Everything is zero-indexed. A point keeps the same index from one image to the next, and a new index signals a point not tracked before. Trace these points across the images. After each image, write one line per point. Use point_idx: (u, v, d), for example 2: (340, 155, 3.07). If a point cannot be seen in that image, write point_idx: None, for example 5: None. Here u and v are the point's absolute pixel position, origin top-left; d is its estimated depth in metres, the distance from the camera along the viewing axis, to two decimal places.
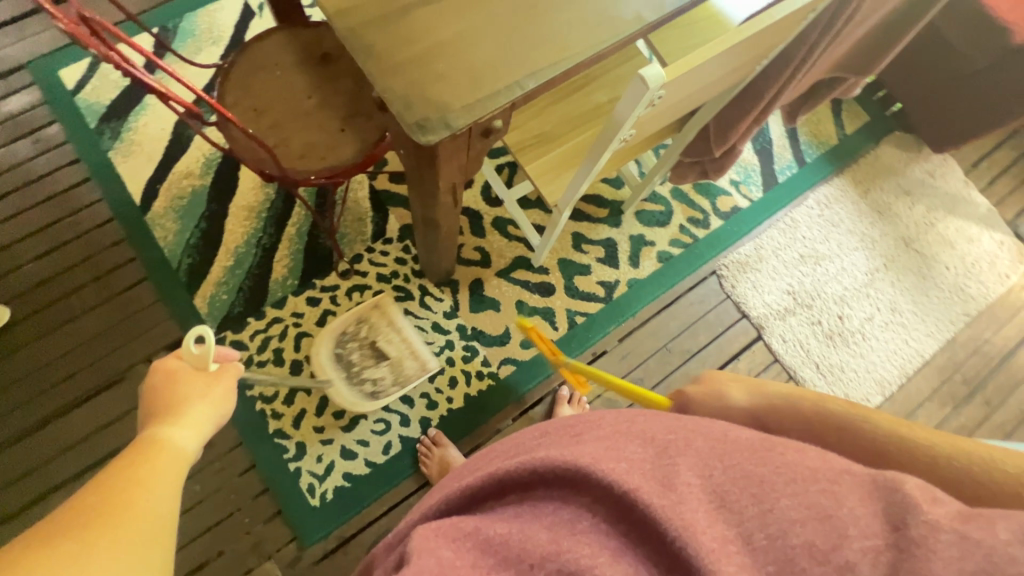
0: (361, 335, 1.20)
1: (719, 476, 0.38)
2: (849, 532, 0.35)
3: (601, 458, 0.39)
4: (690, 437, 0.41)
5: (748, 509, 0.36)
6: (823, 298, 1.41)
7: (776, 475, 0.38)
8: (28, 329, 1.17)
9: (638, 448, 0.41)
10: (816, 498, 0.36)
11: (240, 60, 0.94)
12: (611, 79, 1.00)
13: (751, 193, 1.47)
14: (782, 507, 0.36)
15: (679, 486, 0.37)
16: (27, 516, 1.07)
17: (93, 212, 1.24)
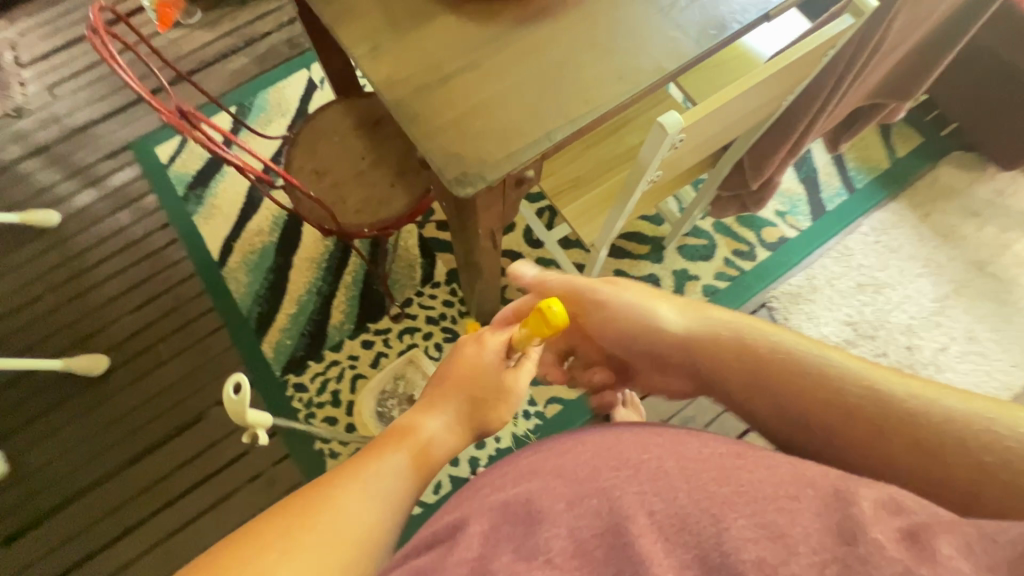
0: (399, 391, 1.25)
1: (682, 497, 0.38)
2: (798, 549, 0.34)
3: (581, 491, 0.39)
4: (660, 457, 0.42)
5: (705, 530, 0.36)
6: (888, 328, 1.34)
7: (740, 497, 0.37)
8: (121, 375, 1.31)
9: (613, 473, 0.40)
10: (773, 516, 0.36)
11: (305, 130, 1.05)
12: (642, 122, 1.04)
13: (799, 223, 1.43)
14: (738, 527, 0.35)
15: (646, 513, 0.37)
16: (119, 547, 1.18)
17: (179, 269, 1.40)
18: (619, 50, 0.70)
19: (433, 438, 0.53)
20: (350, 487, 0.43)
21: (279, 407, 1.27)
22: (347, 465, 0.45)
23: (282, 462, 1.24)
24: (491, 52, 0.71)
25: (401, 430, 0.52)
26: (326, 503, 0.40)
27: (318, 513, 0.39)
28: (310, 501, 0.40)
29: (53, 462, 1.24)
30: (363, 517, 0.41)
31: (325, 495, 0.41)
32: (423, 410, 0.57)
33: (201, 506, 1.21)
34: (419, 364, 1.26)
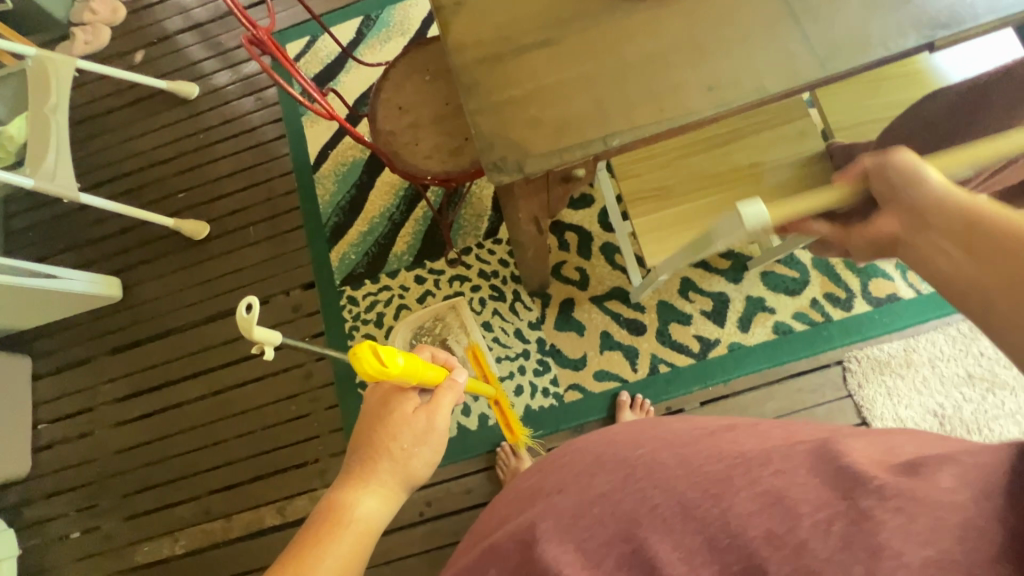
0: (435, 331, 1.32)
1: (683, 480, 0.53)
2: (808, 506, 0.49)
3: (585, 504, 0.50)
4: (649, 449, 0.54)
5: (711, 511, 0.51)
6: (985, 435, 1.12)
7: (740, 481, 0.45)
8: (216, 245, 1.49)
9: (612, 469, 0.56)
10: (776, 476, 0.51)
11: (401, 62, 1.05)
12: (755, 142, 0.91)
13: (920, 284, 1.21)
14: (742, 502, 0.44)
15: (648, 514, 0.47)
16: (186, 386, 1.41)
17: (280, 164, 1.52)
18: (720, 56, 0.60)
19: (357, 527, 0.60)
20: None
21: (331, 313, 1.39)
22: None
23: (322, 360, 1.37)
24: (578, 29, 0.64)
25: (327, 525, 0.60)
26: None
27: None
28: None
29: (154, 300, 1.48)
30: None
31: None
32: (350, 488, 0.64)
33: (252, 374, 1.39)
34: (461, 314, 1.32)
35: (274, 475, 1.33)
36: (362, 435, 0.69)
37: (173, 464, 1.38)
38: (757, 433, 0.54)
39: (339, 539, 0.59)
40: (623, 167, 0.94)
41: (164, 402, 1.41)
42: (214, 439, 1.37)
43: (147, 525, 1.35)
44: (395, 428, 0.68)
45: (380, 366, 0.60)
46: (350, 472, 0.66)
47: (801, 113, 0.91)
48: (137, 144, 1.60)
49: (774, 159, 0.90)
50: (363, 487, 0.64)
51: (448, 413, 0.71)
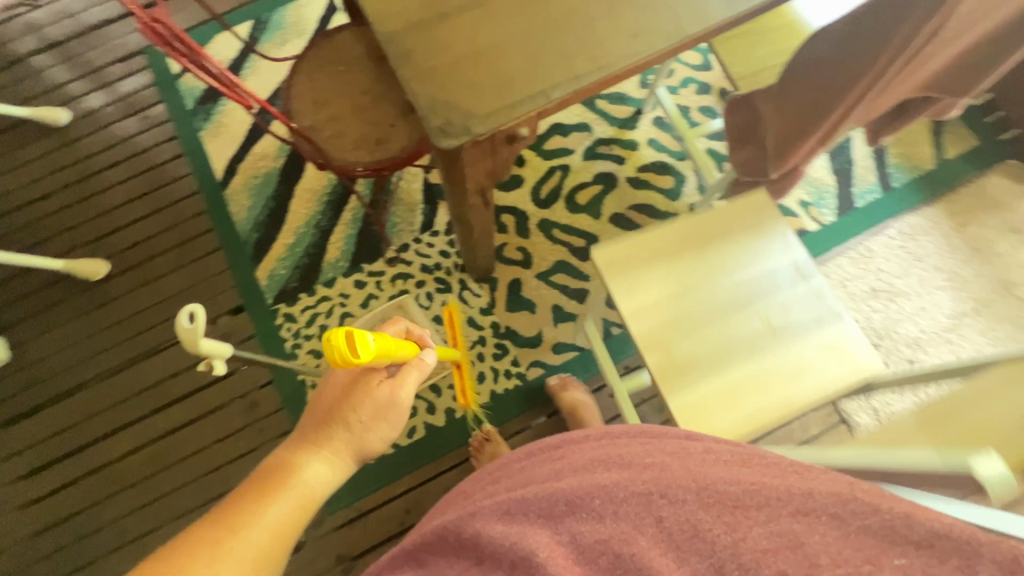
0: None
1: (690, 502, 0.39)
2: (817, 560, 0.35)
3: (580, 493, 0.42)
4: (662, 459, 0.45)
5: (720, 538, 0.37)
6: (893, 338, 1.28)
7: (751, 502, 0.39)
8: (119, 284, 1.33)
9: (614, 473, 0.43)
10: (787, 524, 0.38)
11: (310, 55, 1.00)
12: (772, 303, 0.90)
13: (821, 216, 1.35)
14: (753, 536, 0.37)
15: (654, 524, 0.39)
16: (107, 444, 1.24)
17: (182, 185, 1.39)
18: (640, 3, 0.63)
19: (299, 488, 0.57)
20: (201, 557, 0.49)
21: (269, 335, 1.29)
22: (207, 536, 0.51)
23: (265, 387, 1.27)
24: None
25: (270, 481, 0.57)
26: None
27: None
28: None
29: (51, 357, 1.29)
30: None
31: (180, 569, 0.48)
32: (301, 452, 0.61)
33: (186, 417, 1.26)
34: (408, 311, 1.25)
35: None
36: (321, 402, 0.67)
37: (104, 536, 1.20)
38: (782, 471, 0.44)
39: (276, 498, 0.55)
40: (648, 340, 0.88)
41: (84, 467, 1.24)
42: (152, 497, 1.22)
43: None
44: (356, 398, 0.65)
45: (349, 354, 0.56)
46: (304, 435, 0.63)
47: (813, 271, 0.91)
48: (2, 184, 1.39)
49: (800, 322, 0.89)
50: (316, 452, 0.61)
51: (411, 394, 0.68)
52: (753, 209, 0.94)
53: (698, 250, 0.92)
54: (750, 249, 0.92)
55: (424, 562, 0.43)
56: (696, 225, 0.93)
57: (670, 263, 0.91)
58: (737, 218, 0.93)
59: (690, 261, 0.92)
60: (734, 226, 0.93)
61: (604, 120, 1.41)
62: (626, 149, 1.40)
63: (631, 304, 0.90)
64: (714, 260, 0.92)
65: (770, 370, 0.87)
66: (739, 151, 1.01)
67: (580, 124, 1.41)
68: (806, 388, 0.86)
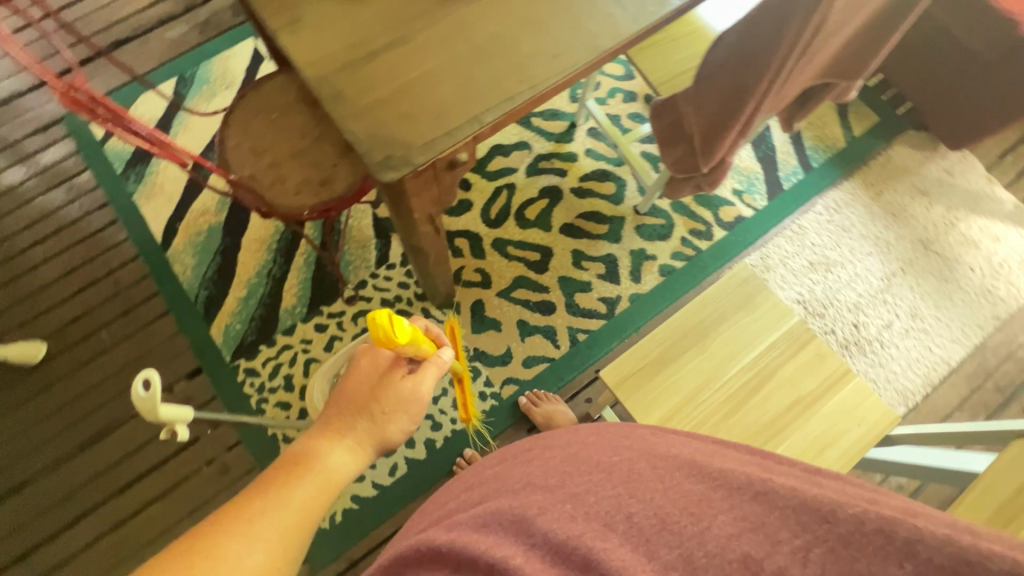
0: None
1: (659, 499, 0.37)
2: (780, 537, 0.31)
3: (555, 501, 0.39)
4: (631, 458, 0.45)
5: (686, 529, 0.33)
6: (836, 306, 1.37)
7: (715, 495, 0.36)
8: (61, 364, 1.26)
9: (587, 479, 0.42)
10: (751, 507, 0.34)
11: (241, 106, 1.00)
12: (786, 375, 0.92)
13: (755, 202, 1.44)
14: (718, 524, 0.33)
15: (622, 521, 0.36)
16: (66, 537, 1.15)
17: (120, 251, 1.33)
18: (555, 26, 0.67)
19: (328, 469, 0.53)
20: (234, 529, 0.44)
21: (232, 393, 1.24)
22: (237, 509, 0.46)
23: (234, 448, 1.22)
24: (420, 27, 0.67)
25: (295, 464, 0.52)
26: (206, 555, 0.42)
27: (191, 564, 0.41)
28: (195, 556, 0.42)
29: None
30: (248, 559, 0.43)
31: (211, 542, 0.43)
32: (325, 439, 0.57)
33: (151, 494, 1.19)
34: None
35: None
36: (344, 392, 0.64)
37: None
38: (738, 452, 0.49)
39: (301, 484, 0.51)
40: None
41: (40, 568, 1.14)
42: None
43: None
44: (380, 389, 0.64)
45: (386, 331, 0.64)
46: (326, 425, 0.60)
47: (813, 335, 0.93)
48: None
49: (812, 390, 0.90)
50: (340, 439, 0.57)
51: (429, 390, 0.68)
52: (741, 287, 0.99)
53: (701, 343, 0.95)
54: (750, 329, 0.95)
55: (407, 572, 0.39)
56: (695, 320, 0.96)
57: (679, 362, 0.94)
58: (723, 301, 0.98)
59: (696, 356, 0.94)
60: (729, 309, 0.97)
61: (541, 137, 1.47)
62: (566, 161, 1.45)
63: (654, 414, 0.90)
64: (719, 348, 0.94)
65: (796, 453, 0.88)
66: (671, 150, 1.06)
67: (519, 143, 1.46)
68: (832, 462, 0.87)
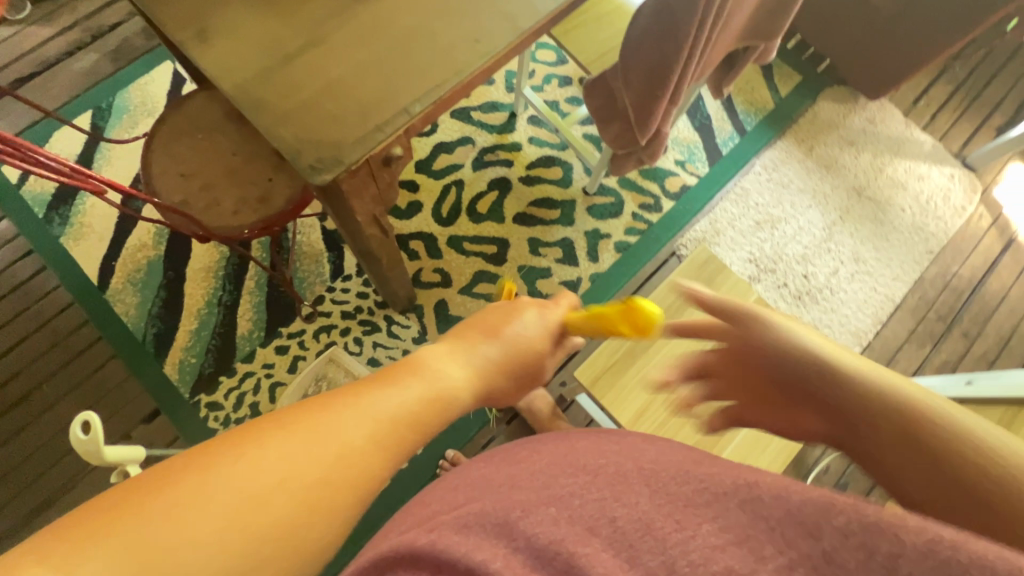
0: (321, 393, 1.19)
1: (645, 502, 0.27)
2: (765, 551, 0.23)
3: (537, 501, 0.31)
4: (621, 461, 0.34)
5: (670, 535, 0.25)
6: (786, 260, 1.42)
7: (702, 488, 0.27)
8: (2, 427, 1.17)
9: (572, 479, 0.32)
10: (740, 514, 0.25)
11: (162, 130, 0.95)
12: None
13: (697, 170, 1.48)
14: (703, 533, 0.25)
15: (606, 524, 0.27)
16: None
17: (53, 299, 1.25)
18: (472, 11, 0.67)
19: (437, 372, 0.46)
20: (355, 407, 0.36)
21: (196, 430, 1.19)
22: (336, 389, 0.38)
23: None
24: (334, 26, 0.66)
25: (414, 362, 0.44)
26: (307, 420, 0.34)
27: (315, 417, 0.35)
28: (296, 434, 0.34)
29: None
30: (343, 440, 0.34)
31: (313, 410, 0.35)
32: (450, 352, 0.49)
33: None
34: (341, 362, 1.20)
35: None
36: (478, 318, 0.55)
37: None
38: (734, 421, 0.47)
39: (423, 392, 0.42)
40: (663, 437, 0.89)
41: None
42: None
43: None
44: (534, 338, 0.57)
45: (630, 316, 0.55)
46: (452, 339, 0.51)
47: (771, 311, 0.96)
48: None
49: None
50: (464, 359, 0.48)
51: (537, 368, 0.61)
52: (702, 269, 1.00)
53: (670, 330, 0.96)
54: None
55: None
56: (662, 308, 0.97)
57: (650, 352, 0.95)
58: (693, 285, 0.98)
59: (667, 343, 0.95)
60: (694, 292, 0.98)
61: (483, 130, 1.46)
62: (511, 151, 1.45)
63: (629, 408, 0.92)
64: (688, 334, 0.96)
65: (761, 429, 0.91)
66: (609, 127, 1.08)
67: (462, 139, 1.45)
68: None
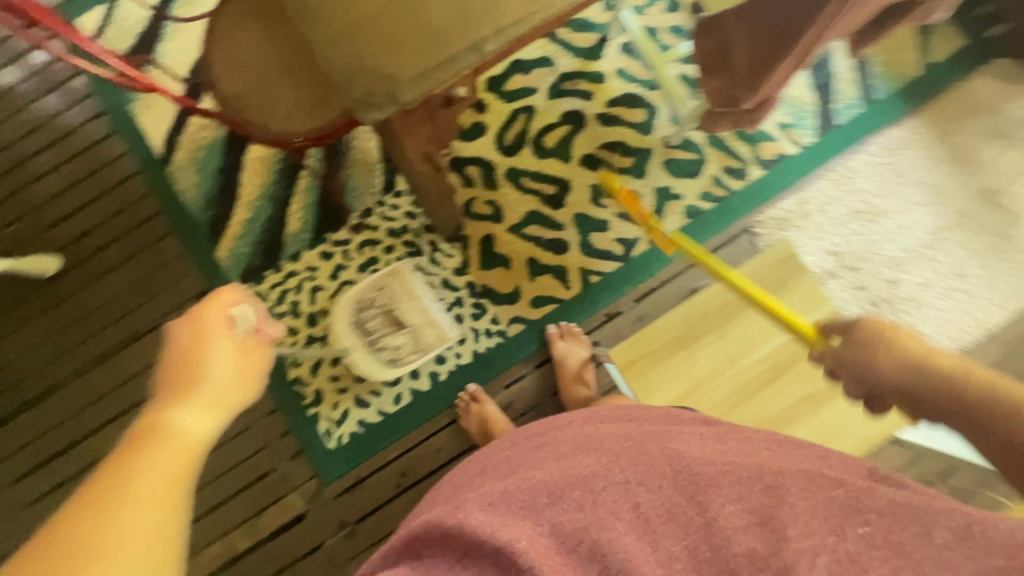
0: (378, 302, 1.20)
1: (665, 488, 0.48)
2: (787, 533, 0.44)
3: (562, 484, 0.49)
4: (637, 442, 0.55)
5: (693, 521, 0.46)
6: (873, 261, 1.26)
7: (721, 476, 0.49)
8: (75, 278, 1.28)
9: (593, 461, 0.52)
10: (759, 502, 0.47)
11: (227, 11, 0.89)
12: None
13: (800, 137, 1.29)
14: (727, 515, 0.46)
15: (631, 509, 0.47)
16: (92, 440, 1.22)
17: (121, 165, 1.29)
18: None
19: (224, 342, 0.55)
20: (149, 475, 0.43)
21: None
22: (137, 438, 0.45)
23: None
24: None
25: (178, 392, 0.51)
26: (116, 510, 0.39)
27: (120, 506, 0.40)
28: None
29: (21, 357, 1.26)
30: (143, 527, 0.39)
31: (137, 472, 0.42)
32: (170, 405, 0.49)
33: None
34: (401, 279, 1.20)
35: (233, 498, 1.23)
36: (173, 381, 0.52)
37: None
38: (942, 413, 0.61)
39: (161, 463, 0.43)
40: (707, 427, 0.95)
41: (73, 466, 1.21)
42: None
43: None
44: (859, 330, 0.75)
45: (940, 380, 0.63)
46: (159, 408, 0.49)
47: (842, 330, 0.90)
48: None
49: None
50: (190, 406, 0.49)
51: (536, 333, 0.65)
52: None
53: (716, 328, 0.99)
54: None
55: (417, 554, 0.47)
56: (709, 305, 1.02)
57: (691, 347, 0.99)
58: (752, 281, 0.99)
59: None
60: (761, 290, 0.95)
61: (567, 52, 1.31)
62: (593, 82, 1.30)
63: (669, 393, 1.02)
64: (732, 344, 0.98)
65: None
66: (710, 80, 0.92)
67: (542, 59, 1.31)
68: None
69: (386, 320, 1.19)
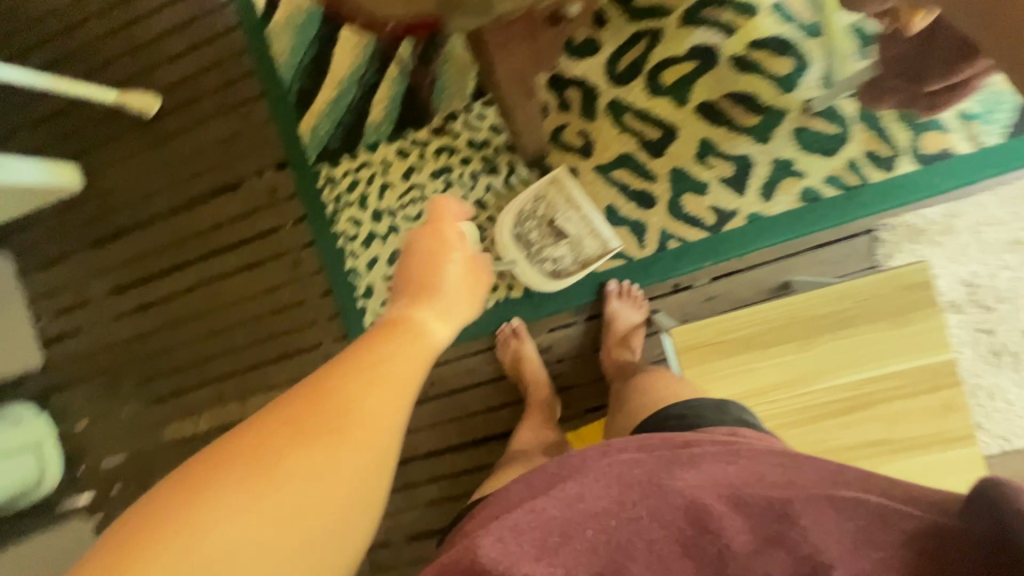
0: (538, 213, 1.13)
1: (680, 522, 0.44)
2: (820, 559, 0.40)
3: (574, 520, 0.45)
4: (645, 471, 0.50)
5: (709, 553, 0.42)
6: (1016, 304, 1.04)
7: (731, 512, 0.44)
8: (172, 121, 1.32)
9: (604, 495, 0.47)
10: (774, 526, 0.43)
11: None
12: (886, 411, 0.81)
13: (982, 134, 1.04)
14: (741, 543, 0.42)
15: (646, 547, 0.43)
16: (171, 277, 1.33)
17: (225, 15, 1.27)
18: None
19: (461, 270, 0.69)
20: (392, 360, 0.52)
21: (310, 196, 1.25)
22: (393, 325, 0.57)
23: (308, 247, 1.26)
24: None
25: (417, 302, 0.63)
26: (377, 378, 0.48)
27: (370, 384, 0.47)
28: (254, 414, 0.45)
29: (120, 185, 1.36)
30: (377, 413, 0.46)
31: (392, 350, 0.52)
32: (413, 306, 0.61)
33: (233, 265, 1.30)
34: (563, 188, 1.12)
35: (274, 362, 1.28)
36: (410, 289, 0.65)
37: (174, 353, 1.33)
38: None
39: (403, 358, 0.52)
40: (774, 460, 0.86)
41: (153, 294, 1.34)
42: (208, 331, 1.31)
43: (163, 410, 1.34)
44: None
45: None
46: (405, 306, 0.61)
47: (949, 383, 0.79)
48: (64, 5, 1.38)
49: (906, 439, 0.80)
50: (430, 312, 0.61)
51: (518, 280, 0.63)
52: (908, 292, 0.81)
53: (807, 342, 0.84)
54: (876, 345, 0.82)
55: None
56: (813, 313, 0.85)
57: (766, 352, 0.84)
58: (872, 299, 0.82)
59: (794, 352, 0.84)
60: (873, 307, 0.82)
61: None
62: (738, 16, 1.10)
63: (749, 385, 0.85)
64: (823, 357, 0.83)
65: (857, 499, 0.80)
66: None
67: None
68: None
69: (546, 231, 1.12)
